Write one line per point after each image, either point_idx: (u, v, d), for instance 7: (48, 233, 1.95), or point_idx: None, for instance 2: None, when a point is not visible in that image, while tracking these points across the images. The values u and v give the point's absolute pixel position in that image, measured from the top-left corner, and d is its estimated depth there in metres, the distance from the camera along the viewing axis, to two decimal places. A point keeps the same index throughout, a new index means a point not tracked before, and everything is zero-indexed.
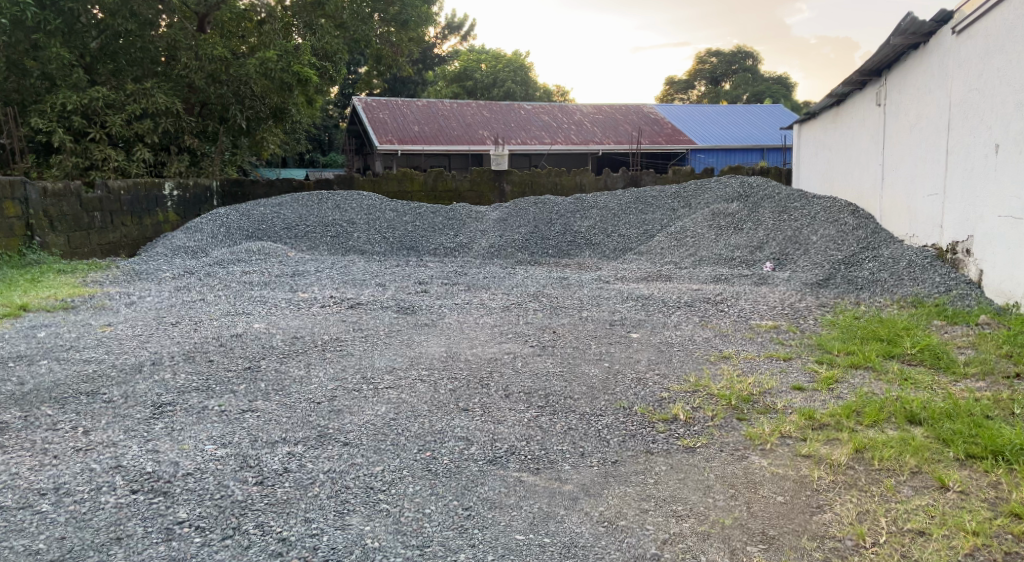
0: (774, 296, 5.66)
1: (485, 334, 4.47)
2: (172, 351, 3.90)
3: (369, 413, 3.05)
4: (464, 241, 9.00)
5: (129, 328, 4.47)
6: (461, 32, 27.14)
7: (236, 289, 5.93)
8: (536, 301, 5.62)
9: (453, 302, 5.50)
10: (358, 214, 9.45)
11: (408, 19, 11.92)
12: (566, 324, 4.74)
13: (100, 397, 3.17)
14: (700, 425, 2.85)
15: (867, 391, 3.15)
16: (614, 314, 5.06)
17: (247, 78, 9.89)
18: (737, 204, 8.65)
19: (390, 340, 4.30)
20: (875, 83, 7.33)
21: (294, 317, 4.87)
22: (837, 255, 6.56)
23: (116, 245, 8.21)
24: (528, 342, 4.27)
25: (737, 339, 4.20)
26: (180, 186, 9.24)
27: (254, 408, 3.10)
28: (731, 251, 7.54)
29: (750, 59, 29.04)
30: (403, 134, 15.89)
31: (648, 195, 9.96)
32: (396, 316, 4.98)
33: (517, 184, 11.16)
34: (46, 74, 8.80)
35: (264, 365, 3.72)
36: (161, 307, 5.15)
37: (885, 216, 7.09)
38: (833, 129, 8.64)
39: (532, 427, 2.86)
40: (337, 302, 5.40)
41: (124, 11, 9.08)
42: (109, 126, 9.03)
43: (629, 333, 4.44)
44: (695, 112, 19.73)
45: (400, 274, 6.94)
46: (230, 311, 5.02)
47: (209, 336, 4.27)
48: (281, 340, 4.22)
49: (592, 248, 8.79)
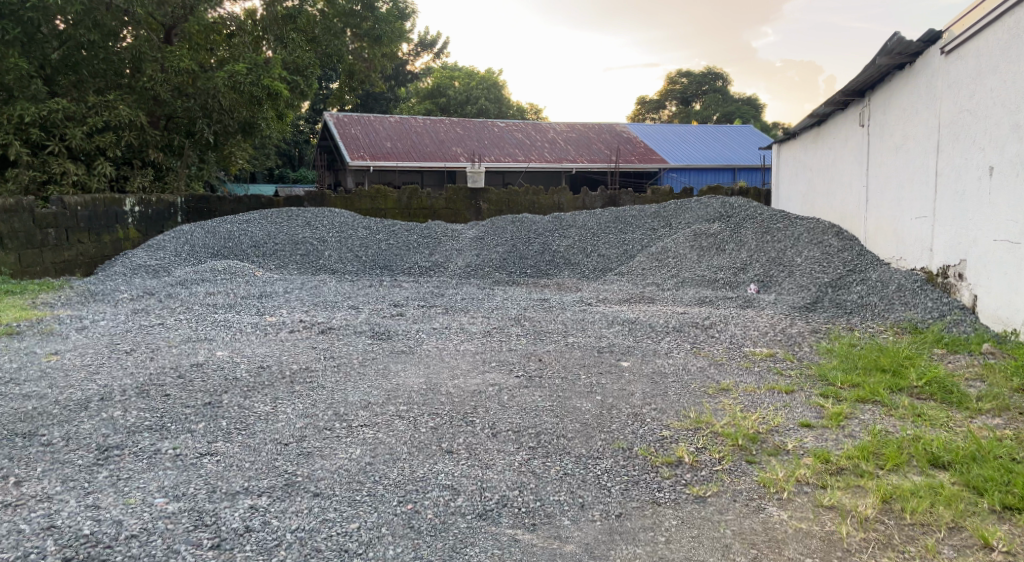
0: (763, 321, 5.48)
1: (466, 362, 4.20)
2: (125, 385, 3.57)
3: (342, 457, 2.78)
4: (439, 260, 8.73)
5: (78, 357, 4.12)
6: (434, 49, 27.08)
7: (198, 312, 5.58)
8: (517, 326, 5.37)
9: (431, 327, 5.22)
10: (329, 232, 9.13)
11: (381, 35, 11.62)
12: (551, 351, 4.49)
13: (37, 440, 2.87)
14: (707, 470, 2.60)
15: (881, 429, 2.92)
16: (601, 340, 4.83)
17: (215, 92, 9.54)
18: (719, 224, 8.50)
19: (366, 370, 4.00)
20: (859, 103, 7.23)
21: (261, 344, 4.55)
22: (823, 278, 6.41)
23: (71, 263, 7.79)
24: (513, 371, 4.01)
25: (733, 369, 3.97)
26: (142, 202, 8.83)
27: (214, 450, 2.80)
28: (714, 273, 7.38)
29: (720, 81, 29.30)
30: (375, 151, 15.60)
31: (628, 214, 9.78)
32: (371, 343, 4.68)
33: (494, 202, 10.92)
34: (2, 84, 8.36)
35: (227, 400, 3.40)
36: (115, 333, 4.80)
37: (869, 238, 6.98)
38: (814, 151, 8.55)
39: (524, 473, 2.60)
40: (307, 326, 5.09)
41: (87, 22, 8.69)
42: (69, 138, 8.61)
43: (619, 361, 4.20)
44: (668, 132, 19.70)
45: (373, 296, 6.64)
46: (192, 337, 4.69)
47: (167, 366, 3.95)
48: (246, 371, 3.90)
49: (570, 268, 8.59)
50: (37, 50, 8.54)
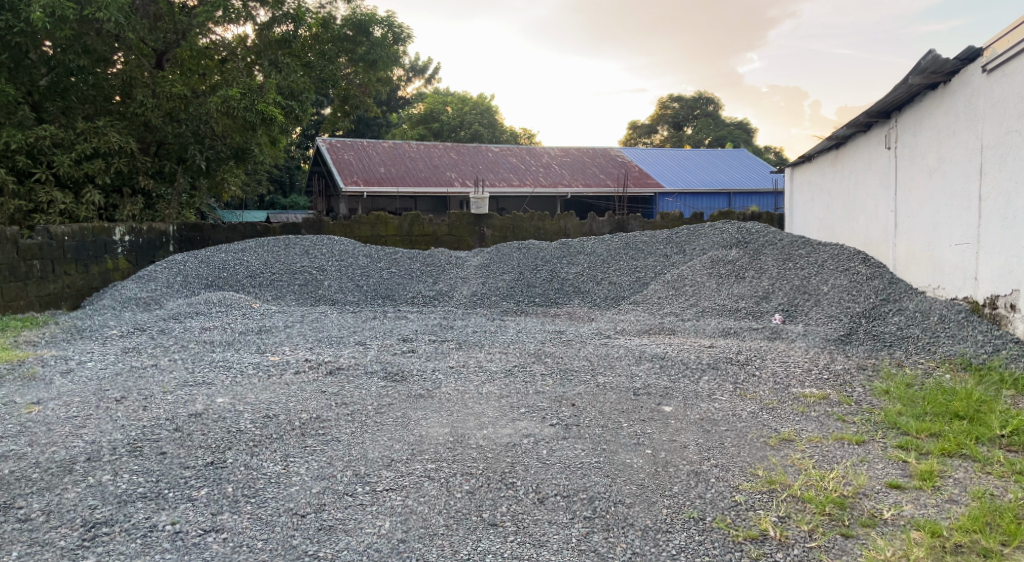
0: (801, 356, 5.12)
1: (492, 409, 3.80)
2: (115, 441, 3.20)
3: (369, 532, 2.46)
4: (444, 289, 8.37)
5: (62, 408, 3.72)
6: (426, 74, 27.02)
7: (195, 351, 5.19)
8: (539, 363, 4.98)
9: (448, 366, 4.83)
10: (329, 260, 8.77)
11: (376, 59, 11.28)
12: (583, 394, 4.09)
13: (13, 515, 2.56)
14: (799, 550, 2.28)
15: (986, 491, 2.57)
16: (634, 380, 4.43)
17: (207, 118, 9.23)
18: (736, 250, 8.18)
19: (384, 420, 3.59)
20: (884, 124, 6.94)
21: (264, 389, 4.14)
22: (855, 307, 6.09)
23: (57, 296, 7.38)
24: (547, 420, 3.61)
25: (788, 414, 3.59)
26: (132, 231, 8.43)
27: (219, 526, 2.49)
28: (735, 302, 7.06)
29: (711, 105, 29.28)
30: (370, 176, 15.27)
31: (639, 240, 9.45)
32: (384, 386, 4.27)
33: (498, 228, 10.60)
34: None
35: (231, 459, 3.00)
36: (104, 377, 4.40)
37: (899, 265, 6.67)
38: (833, 174, 8.24)
39: (584, 555, 2.31)
40: (314, 367, 4.69)
41: (76, 47, 8.36)
42: (56, 166, 8.24)
43: (661, 407, 3.81)
44: (665, 156, 19.47)
45: (380, 329, 6.25)
46: (189, 381, 4.29)
47: (161, 417, 3.56)
48: (251, 423, 3.49)
49: (581, 296, 8.24)
50: (25, 76, 8.26)
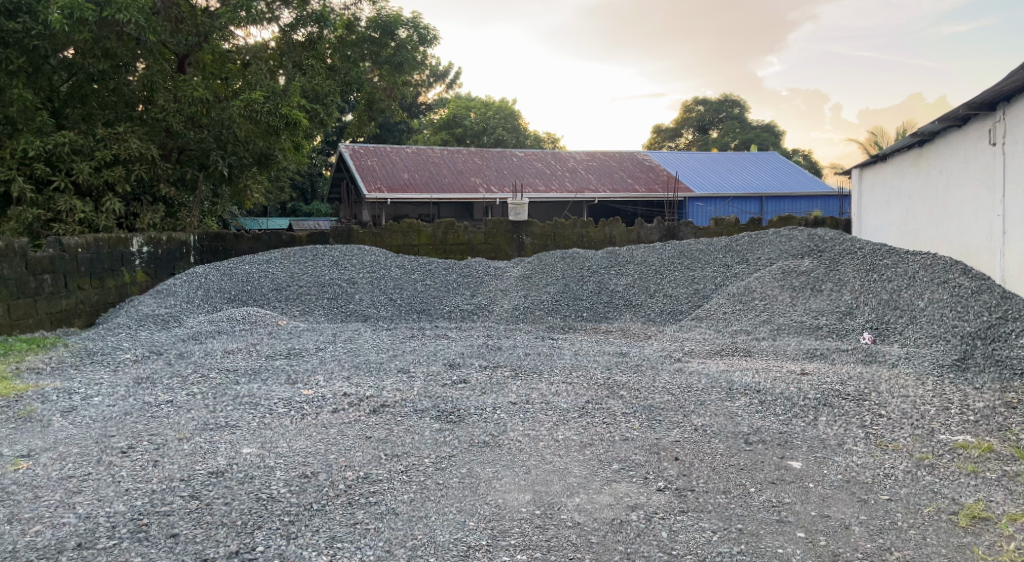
0: (921, 388, 4.35)
1: (576, 466, 3.07)
2: (116, 517, 2.54)
3: None
4: (483, 302, 7.67)
5: (56, 464, 3.06)
6: (446, 80, 26.51)
7: (216, 382, 4.50)
8: (614, 398, 4.23)
9: (509, 402, 4.09)
10: (360, 272, 8.11)
11: (403, 62, 10.61)
12: (683, 443, 3.36)
13: None
14: None
15: None
16: (735, 422, 3.68)
17: (230, 123, 8.61)
18: (809, 261, 7.42)
19: (448, 482, 2.88)
20: (986, 118, 6.23)
21: (299, 436, 3.44)
22: (964, 327, 5.33)
23: (70, 313, 6.76)
24: (651, 482, 2.88)
25: (955, 475, 2.88)
26: (151, 241, 7.83)
27: None
28: (815, 319, 6.29)
29: (738, 107, 28.47)
30: (395, 182, 14.63)
31: (693, 249, 8.70)
32: (440, 431, 3.56)
33: (539, 236, 9.90)
34: (5, 118, 7.36)
35: (265, 546, 2.38)
36: (110, 419, 3.71)
37: (1009, 277, 5.90)
38: (915, 177, 7.48)
39: None
40: (355, 404, 3.97)
41: (96, 50, 7.79)
42: (76, 173, 7.62)
43: (787, 463, 3.07)
44: (695, 160, 18.62)
45: (422, 353, 5.54)
46: (209, 425, 3.60)
47: (174, 477, 2.88)
48: (286, 485, 2.81)
49: (632, 310, 7.48)
50: (44, 81, 7.68)
